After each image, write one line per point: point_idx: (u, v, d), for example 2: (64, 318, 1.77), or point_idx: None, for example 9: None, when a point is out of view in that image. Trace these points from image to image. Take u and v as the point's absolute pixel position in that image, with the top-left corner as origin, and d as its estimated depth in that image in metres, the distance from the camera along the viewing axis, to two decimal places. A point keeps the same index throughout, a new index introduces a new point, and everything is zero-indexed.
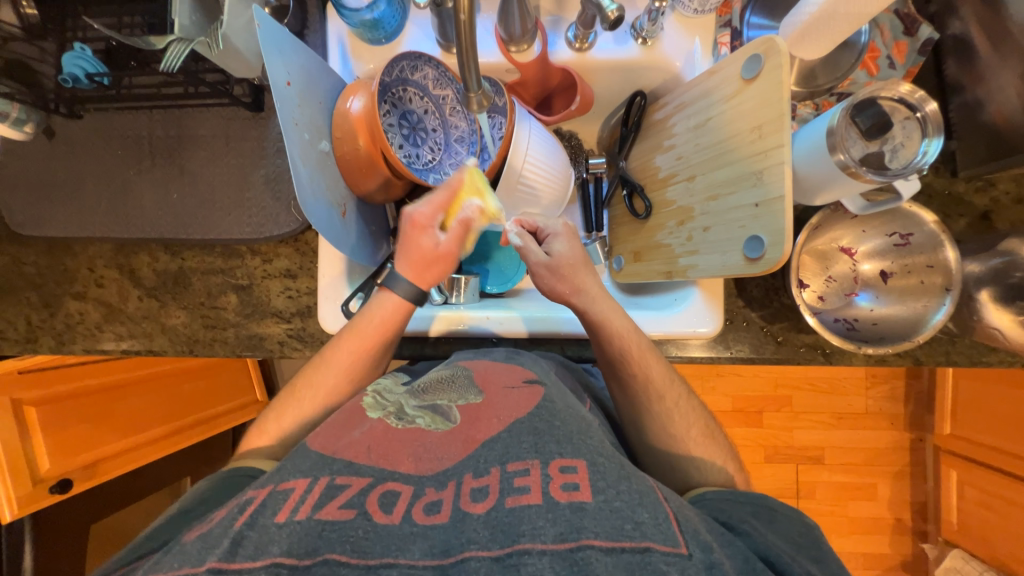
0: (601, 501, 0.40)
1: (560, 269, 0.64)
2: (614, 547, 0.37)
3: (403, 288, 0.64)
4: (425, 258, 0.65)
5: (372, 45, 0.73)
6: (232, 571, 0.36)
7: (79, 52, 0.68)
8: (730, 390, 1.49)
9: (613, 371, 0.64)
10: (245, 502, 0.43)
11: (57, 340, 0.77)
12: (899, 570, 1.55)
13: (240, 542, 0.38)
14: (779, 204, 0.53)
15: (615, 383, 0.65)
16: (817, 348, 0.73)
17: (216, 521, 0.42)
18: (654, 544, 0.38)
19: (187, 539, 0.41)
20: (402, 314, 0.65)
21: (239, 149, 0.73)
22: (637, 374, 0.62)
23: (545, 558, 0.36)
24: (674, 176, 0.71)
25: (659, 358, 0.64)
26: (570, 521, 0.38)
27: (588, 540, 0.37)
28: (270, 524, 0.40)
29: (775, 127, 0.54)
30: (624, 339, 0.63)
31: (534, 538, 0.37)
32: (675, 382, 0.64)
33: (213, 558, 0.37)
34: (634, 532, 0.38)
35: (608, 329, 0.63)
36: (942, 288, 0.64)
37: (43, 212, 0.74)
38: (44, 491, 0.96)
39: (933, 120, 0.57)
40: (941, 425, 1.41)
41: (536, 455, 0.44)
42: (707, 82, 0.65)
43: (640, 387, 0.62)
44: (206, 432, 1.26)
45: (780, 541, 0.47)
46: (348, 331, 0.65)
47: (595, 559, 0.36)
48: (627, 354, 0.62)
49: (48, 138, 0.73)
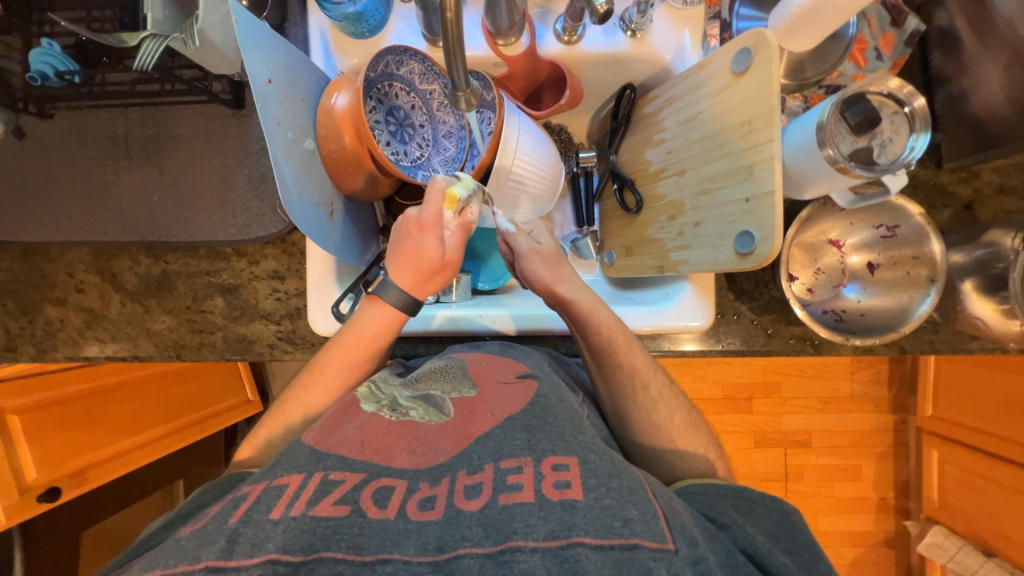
0: (592, 498, 0.40)
1: (548, 257, 0.67)
2: (604, 544, 0.37)
3: (391, 296, 0.61)
4: (426, 267, 0.61)
5: (355, 39, 0.71)
6: (230, 569, 0.35)
7: (46, 48, 0.66)
8: (720, 378, 1.51)
9: (598, 360, 0.64)
10: (240, 497, 0.42)
11: (38, 347, 0.75)
12: (881, 547, 1.61)
13: (235, 539, 0.37)
14: (769, 199, 0.53)
15: (597, 372, 0.65)
16: (806, 339, 0.74)
17: (210, 517, 0.40)
18: (643, 541, 0.38)
19: (182, 535, 0.40)
20: (393, 325, 0.63)
21: (220, 148, 0.71)
22: (622, 364, 0.62)
23: (537, 556, 0.36)
24: (664, 171, 0.71)
25: (640, 347, 0.64)
26: (561, 519, 0.38)
27: (578, 538, 0.37)
28: (265, 520, 0.38)
29: (764, 122, 0.54)
30: (608, 327, 0.63)
31: (526, 536, 0.37)
32: (658, 373, 0.64)
33: (210, 557, 0.36)
34: (623, 530, 0.38)
35: (589, 318, 0.63)
36: (927, 280, 0.65)
37: (16, 216, 0.71)
38: (31, 500, 0.94)
39: (921, 116, 0.57)
40: (923, 406, 1.46)
41: (529, 452, 0.44)
42: (697, 76, 0.64)
43: (624, 377, 0.62)
44: (200, 433, 1.25)
45: (760, 535, 0.48)
46: (332, 344, 0.63)
47: (585, 557, 0.36)
48: (613, 342, 0.63)
49: (18, 138, 0.70)
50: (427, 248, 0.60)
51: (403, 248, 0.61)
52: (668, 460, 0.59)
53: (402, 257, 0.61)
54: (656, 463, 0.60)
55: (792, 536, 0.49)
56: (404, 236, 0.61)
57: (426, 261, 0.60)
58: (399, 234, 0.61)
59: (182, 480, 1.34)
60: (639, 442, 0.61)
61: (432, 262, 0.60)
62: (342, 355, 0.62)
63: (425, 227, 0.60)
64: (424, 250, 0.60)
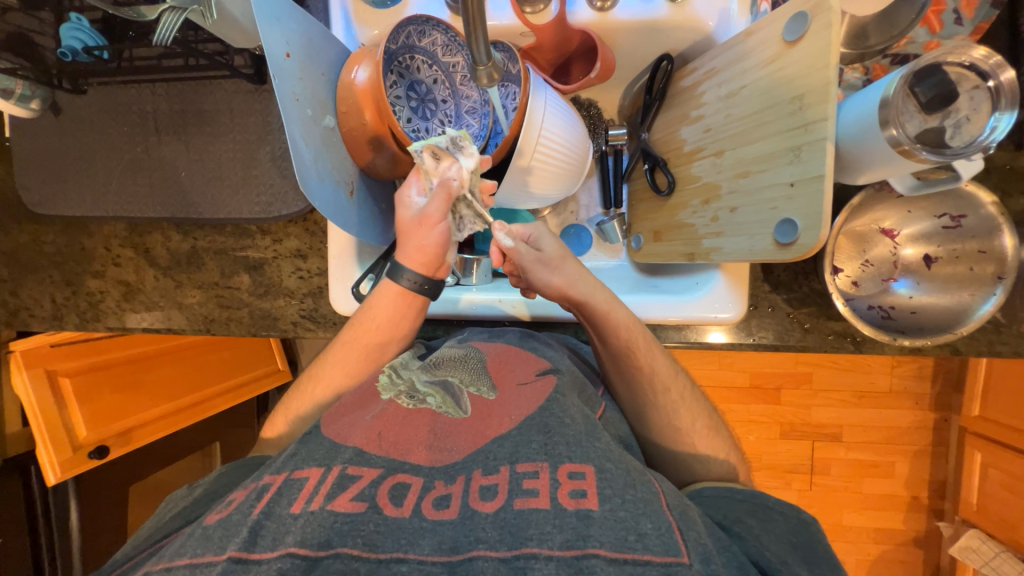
0: (607, 510, 0.39)
1: (550, 263, 0.62)
2: (618, 558, 0.36)
3: (409, 279, 0.62)
4: (426, 253, 0.61)
5: (376, 9, 0.68)
6: (252, 561, 0.37)
7: (76, 23, 0.66)
8: (747, 366, 1.47)
9: (614, 359, 0.61)
10: (262, 488, 0.43)
11: (81, 317, 0.79)
12: (910, 546, 1.54)
13: (259, 531, 0.38)
14: (819, 183, 0.49)
15: (613, 370, 0.62)
16: (847, 336, 0.69)
17: (236, 506, 0.42)
18: (655, 557, 0.36)
19: (209, 522, 0.41)
20: (410, 314, 0.64)
21: (244, 124, 0.70)
22: (641, 366, 0.59)
23: (550, 564, 0.35)
24: (700, 151, 0.65)
25: (661, 350, 0.61)
26: (576, 529, 0.37)
27: (593, 548, 0.36)
28: (287, 514, 0.39)
29: (819, 97, 0.48)
30: (629, 329, 0.60)
31: (542, 543, 0.37)
32: (680, 376, 0.61)
33: (234, 548, 0.37)
34: (637, 544, 0.37)
35: (608, 319, 0.60)
36: (994, 278, 0.60)
37: (58, 190, 0.74)
38: (83, 456, 1.00)
39: (1008, 92, 0.50)
40: (970, 405, 1.38)
41: (546, 457, 0.43)
42: (743, 45, 0.59)
43: (644, 379, 0.59)
44: (236, 398, 1.29)
45: (776, 550, 0.46)
46: (369, 318, 0.63)
47: (600, 568, 0.35)
48: (633, 345, 0.60)
49: (55, 115, 0.72)
50: (432, 239, 0.61)
51: (405, 229, 0.62)
52: (689, 460, 0.57)
53: (410, 245, 0.61)
54: (678, 459, 0.58)
55: (806, 545, 0.47)
56: (410, 233, 0.61)
57: (430, 254, 0.61)
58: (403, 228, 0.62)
59: (219, 442, 1.40)
60: (660, 438, 0.59)
61: (435, 252, 0.61)
62: (380, 329, 0.62)
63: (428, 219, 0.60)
64: (427, 223, 0.60)
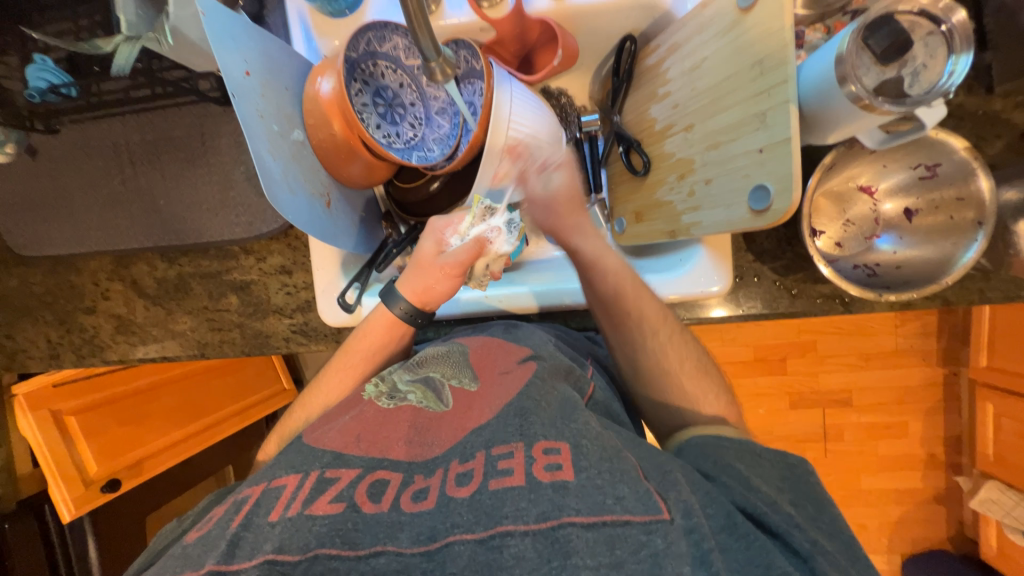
0: (583, 478, 0.39)
1: (556, 201, 0.65)
2: (595, 521, 0.37)
3: (401, 308, 0.62)
4: (429, 294, 0.63)
5: (336, 19, 0.68)
6: (230, 573, 0.37)
7: (41, 64, 0.67)
8: (751, 340, 1.46)
9: (604, 305, 0.62)
10: (240, 501, 0.43)
11: (77, 353, 0.80)
12: (931, 503, 1.54)
13: (237, 543, 0.39)
14: (786, 146, 0.49)
15: (604, 319, 0.63)
16: (835, 298, 0.69)
17: (214, 522, 0.42)
18: (634, 517, 0.37)
19: (188, 541, 0.42)
20: (392, 334, 0.63)
21: (217, 147, 0.71)
22: (630, 312, 0.61)
23: (527, 539, 0.36)
24: (670, 128, 0.65)
25: (649, 294, 0.62)
26: (552, 500, 0.38)
27: (569, 517, 0.37)
28: (265, 524, 0.40)
29: (778, 60, 0.48)
30: (614, 274, 0.61)
31: (517, 519, 0.37)
32: (669, 319, 0.62)
33: (212, 562, 0.38)
34: (615, 506, 0.37)
35: (597, 267, 0.62)
36: (975, 224, 0.59)
37: (42, 232, 0.75)
38: (96, 491, 1.01)
39: (961, 33, 0.50)
40: (977, 356, 1.36)
41: (521, 437, 0.43)
42: (701, 17, 0.59)
43: (634, 324, 0.61)
44: (245, 420, 1.31)
45: None
46: (353, 338, 0.63)
47: (575, 535, 0.36)
48: (621, 289, 0.61)
49: (31, 157, 0.73)
50: (441, 287, 0.63)
51: (421, 263, 0.62)
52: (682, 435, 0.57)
53: (418, 282, 0.62)
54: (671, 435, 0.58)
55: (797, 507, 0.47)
56: (425, 272, 0.62)
57: (432, 295, 0.63)
58: (420, 264, 0.62)
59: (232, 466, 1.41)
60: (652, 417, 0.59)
61: (438, 297, 0.63)
62: (371, 349, 0.63)
63: (454, 271, 0.62)
64: (446, 269, 0.62)
